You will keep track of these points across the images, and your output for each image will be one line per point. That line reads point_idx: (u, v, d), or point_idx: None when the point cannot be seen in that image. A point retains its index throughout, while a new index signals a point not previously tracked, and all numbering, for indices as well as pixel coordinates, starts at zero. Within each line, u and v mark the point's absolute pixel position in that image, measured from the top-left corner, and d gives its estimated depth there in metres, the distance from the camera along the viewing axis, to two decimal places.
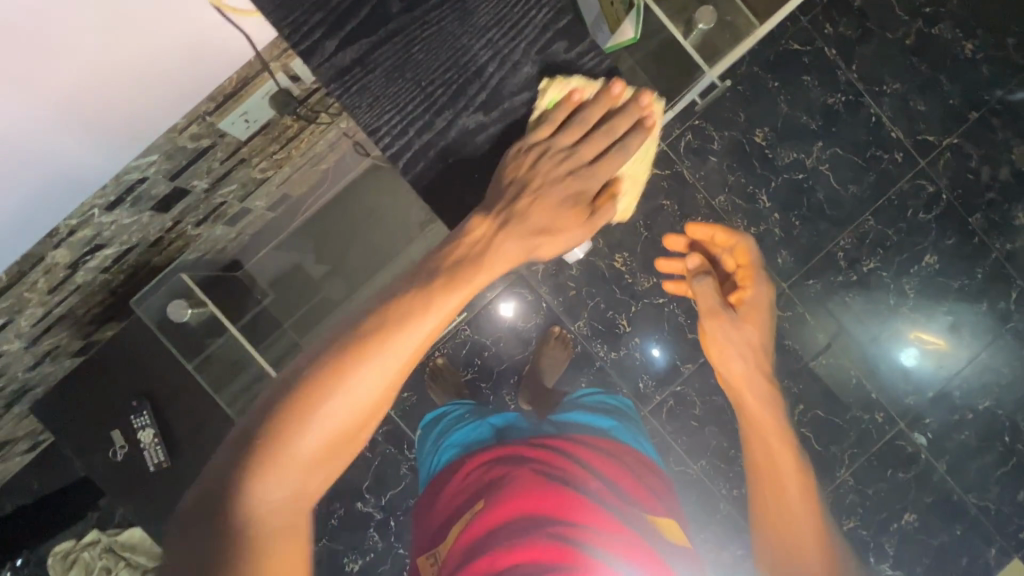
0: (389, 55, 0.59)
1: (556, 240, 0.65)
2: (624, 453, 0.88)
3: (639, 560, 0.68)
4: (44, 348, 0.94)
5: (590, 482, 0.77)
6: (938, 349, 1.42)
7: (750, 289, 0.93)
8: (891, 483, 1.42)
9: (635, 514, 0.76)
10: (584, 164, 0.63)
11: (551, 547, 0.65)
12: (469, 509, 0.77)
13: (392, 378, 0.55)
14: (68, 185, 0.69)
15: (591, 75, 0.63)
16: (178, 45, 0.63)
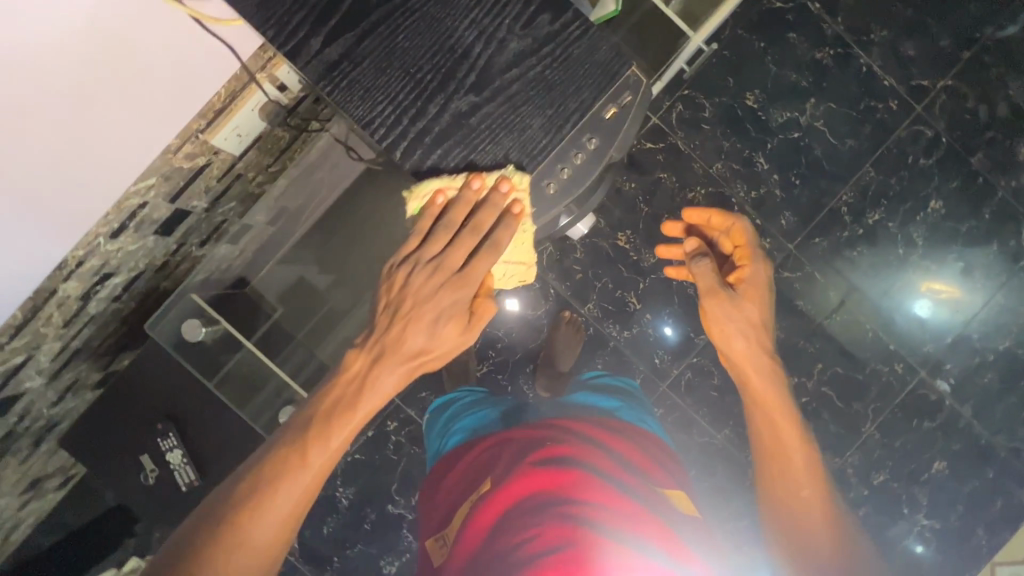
0: (375, 47, 0.54)
1: (436, 356, 0.62)
2: (630, 433, 0.87)
3: (649, 531, 0.66)
4: (65, 382, 0.95)
5: (598, 458, 0.76)
6: (951, 296, 1.41)
7: (749, 270, 0.85)
8: (918, 433, 1.42)
9: (644, 488, 0.74)
10: (453, 272, 0.58)
11: (557, 523, 0.65)
12: (477, 492, 0.77)
13: (281, 520, 0.58)
14: (74, 221, 0.70)
15: (450, 173, 0.56)
16: (167, 63, 0.63)
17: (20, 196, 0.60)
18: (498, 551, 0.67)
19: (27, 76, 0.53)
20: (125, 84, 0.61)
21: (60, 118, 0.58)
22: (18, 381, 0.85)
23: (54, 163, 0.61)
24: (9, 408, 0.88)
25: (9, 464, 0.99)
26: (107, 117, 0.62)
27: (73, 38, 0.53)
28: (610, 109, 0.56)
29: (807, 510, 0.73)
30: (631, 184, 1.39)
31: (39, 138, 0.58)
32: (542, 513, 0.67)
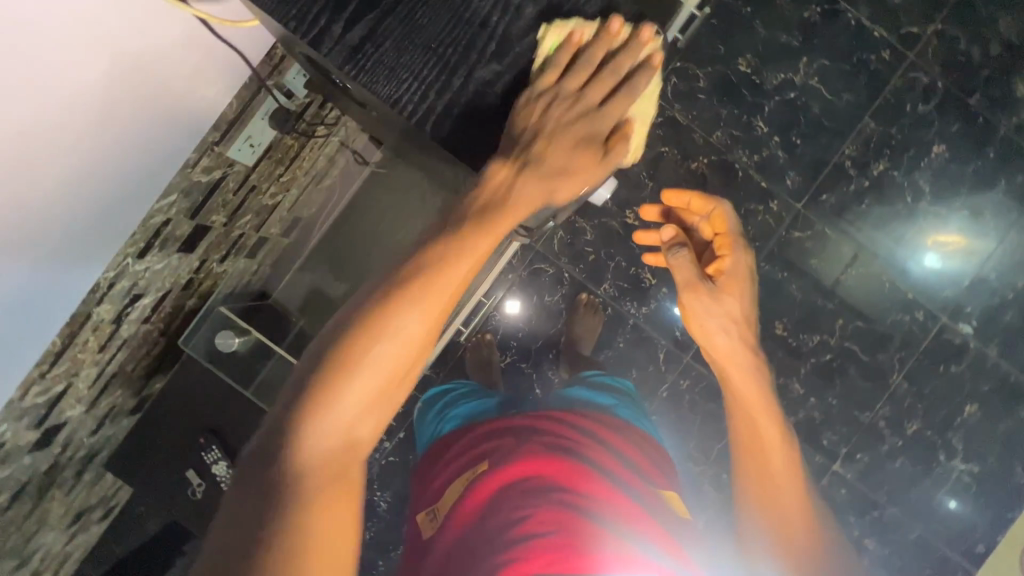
0: (396, 24, 0.52)
1: (573, 185, 0.59)
2: (627, 430, 0.87)
3: (645, 524, 0.67)
4: (103, 410, 0.96)
5: (599, 455, 0.76)
6: (958, 246, 1.41)
7: (727, 259, 0.91)
8: (946, 378, 1.42)
9: (642, 486, 0.75)
10: (594, 108, 0.57)
11: (551, 509, 0.65)
12: (474, 472, 0.76)
13: (431, 321, 0.54)
14: (99, 246, 0.72)
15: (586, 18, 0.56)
16: (182, 78, 0.67)
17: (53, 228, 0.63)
18: (488, 531, 0.67)
19: (62, 100, 0.55)
20: (131, 104, 0.63)
21: (81, 150, 0.60)
22: (59, 410, 0.86)
23: (78, 194, 0.64)
24: (52, 439, 0.89)
25: (56, 496, 1.00)
26: (120, 143, 0.65)
27: (101, 58, 0.57)
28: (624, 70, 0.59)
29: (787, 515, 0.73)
30: (634, 161, 1.40)
31: (65, 172, 0.60)
32: (537, 498, 0.67)
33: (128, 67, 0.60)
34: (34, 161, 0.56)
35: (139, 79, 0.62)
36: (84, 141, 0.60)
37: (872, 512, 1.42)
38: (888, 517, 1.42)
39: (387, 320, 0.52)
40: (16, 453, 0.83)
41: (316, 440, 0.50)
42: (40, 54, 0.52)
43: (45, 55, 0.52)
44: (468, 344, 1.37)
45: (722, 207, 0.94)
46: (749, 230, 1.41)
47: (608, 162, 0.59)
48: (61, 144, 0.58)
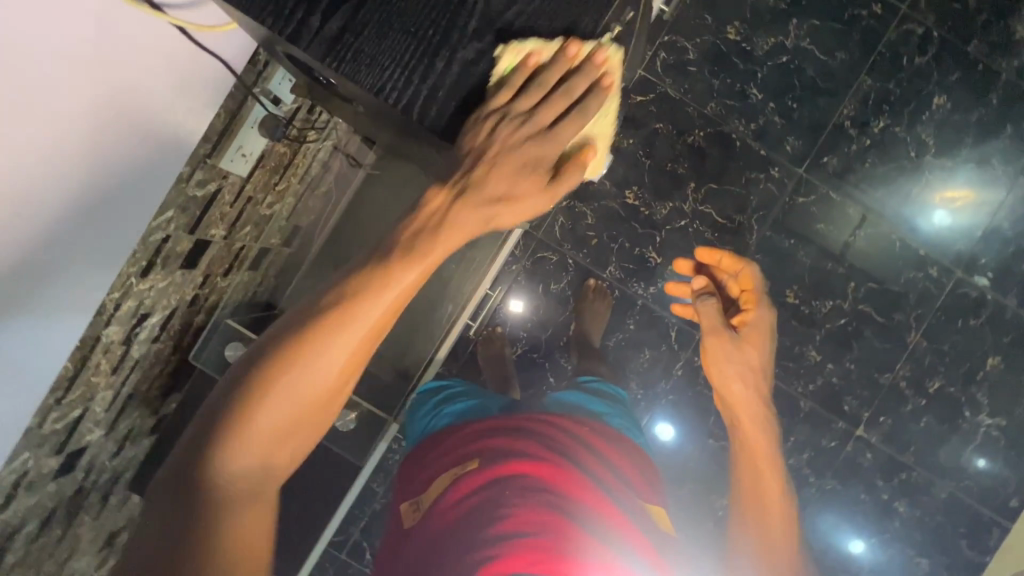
0: (373, 9, 0.50)
1: (515, 209, 0.58)
2: (619, 440, 0.88)
3: (626, 533, 0.68)
4: (122, 432, 0.97)
5: (587, 461, 0.77)
6: (966, 200, 1.38)
7: (752, 315, 1.02)
8: (966, 333, 1.39)
9: (627, 494, 0.76)
10: (544, 130, 0.55)
11: (536, 512, 0.65)
12: (460, 467, 0.76)
13: (352, 356, 0.55)
14: (95, 280, 0.69)
15: (545, 37, 0.54)
16: (164, 82, 0.64)
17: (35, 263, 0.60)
18: (470, 526, 0.66)
19: (30, 105, 0.52)
20: (110, 127, 0.60)
21: (58, 177, 0.58)
22: (79, 435, 0.86)
23: (63, 226, 0.61)
24: (75, 465, 0.90)
25: (85, 521, 1.01)
26: (103, 169, 0.62)
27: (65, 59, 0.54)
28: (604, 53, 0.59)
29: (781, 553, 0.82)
30: (629, 140, 1.38)
31: (43, 201, 0.57)
32: (523, 498, 0.67)
33: (100, 83, 0.57)
34: (14, 191, 0.54)
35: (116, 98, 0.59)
36: (59, 166, 0.57)
37: (900, 474, 1.40)
38: (917, 478, 1.40)
39: (318, 339, 0.54)
40: (41, 480, 0.83)
41: (236, 452, 0.54)
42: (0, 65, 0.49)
43: (8, 78, 0.50)
44: (478, 338, 1.37)
45: (750, 269, 1.09)
46: (753, 199, 1.39)
47: (557, 186, 0.59)
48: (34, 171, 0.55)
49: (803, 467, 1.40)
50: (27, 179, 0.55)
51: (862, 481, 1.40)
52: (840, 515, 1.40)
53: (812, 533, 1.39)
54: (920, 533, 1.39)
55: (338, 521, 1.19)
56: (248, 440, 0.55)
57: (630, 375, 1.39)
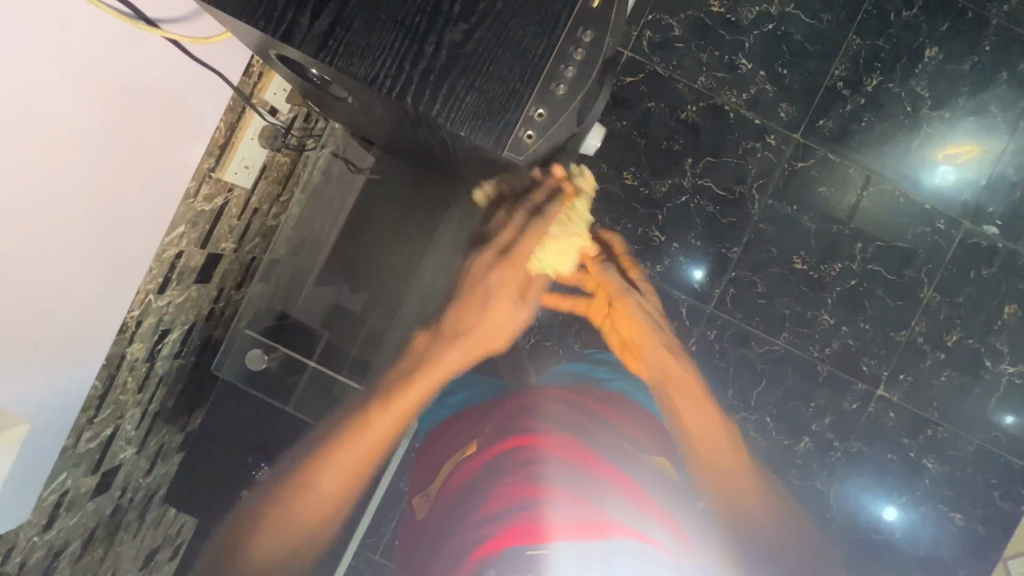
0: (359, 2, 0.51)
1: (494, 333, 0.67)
2: (614, 402, 0.88)
3: (611, 481, 0.68)
4: (153, 449, 1.00)
5: (575, 423, 0.79)
6: (969, 154, 1.37)
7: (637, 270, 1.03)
8: (979, 283, 1.38)
9: (618, 448, 0.77)
10: (510, 245, 0.65)
11: (519, 483, 0.67)
12: (458, 452, 0.79)
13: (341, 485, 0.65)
14: (113, 302, 0.72)
15: (485, 123, 0.52)
16: (170, 101, 0.65)
17: (51, 285, 0.61)
18: (463, 511, 0.68)
19: (53, 140, 0.54)
20: (120, 148, 0.62)
21: (76, 200, 0.59)
22: (112, 453, 0.89)
23: (77, 249, 0.62)
24: (111, 484, 0.92)
25: (125, 539, 1.04)
26: (113, 191, 0.63)
27: (85, 92, 0.55)
28: (588, 32, 0.51)
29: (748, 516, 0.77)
30: (622, 122, 1.39)
31: (61, 224, 0.59)
32: (512, 471, 0.69)
33: (113, 110, 0.59)
34: (43, 225, 0.57)
35: (127, 119, 0.61)
36: (74, 191, 0.59)
37: (925, 431, 1.39)
38: (943, 433, 1.39)
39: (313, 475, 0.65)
40: (80, 499, 0.86)
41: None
42: (30, 105, 0.51)
43: (36, 119, 0.52)
44: None
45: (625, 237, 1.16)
46: (751, 169, 1.39)
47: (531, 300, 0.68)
48: (57, 194, 0.57)
49: (827, 432, 1.40)
50: (50, 206, 0.57)
51: (887, 441, 1.39)
52: (868, 477, 1.39)
53: (841, 497, 1.39)
54: (951, 488, 1.38)
55: (369, 520, 1.21)
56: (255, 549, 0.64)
57: None
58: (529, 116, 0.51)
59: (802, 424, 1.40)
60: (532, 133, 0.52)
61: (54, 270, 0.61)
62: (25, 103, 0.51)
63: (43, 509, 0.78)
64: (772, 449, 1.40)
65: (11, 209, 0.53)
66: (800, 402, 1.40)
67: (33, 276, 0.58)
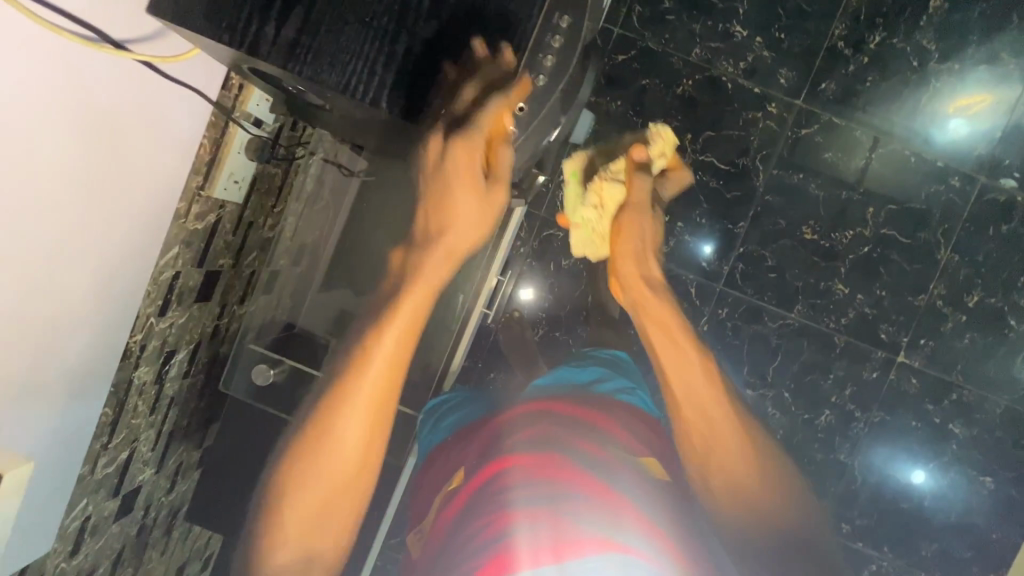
0: (325, 7, 0.49)
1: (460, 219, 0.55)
2: (595, 434, 0.78)
3: (576, 491, 0.66)
4: (172, 467, 1.01)
5: (547, 464, 0.70)
6: (982, 105, 1.31)
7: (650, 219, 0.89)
8: (999, 240, 1.33)
9: (592, 497, 0.65)
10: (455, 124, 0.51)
11: (497, 510, 0.65)
12: (445, 486, 0.78)
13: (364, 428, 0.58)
14: (115, 327, 0.72)
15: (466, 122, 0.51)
16: (150, 124, 0.64)
17: (49, 320, 0.61)
18: (457, 530, 0.68)
19: (45, 179, 0.54)
20: (103, 173, 0.61)
21: (66, 233, 0.59)
22: (132, 476, 0.90)
23: (71, 281, 0.62)
24: (132, 506, 0.93)
25: (154, 555, 1.05)
26: (99, 217, 0.63)
27: (67, 127, 0.55)
28: (566, 16, 0.49)
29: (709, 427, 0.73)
30: (616, 103, 1.35)
31: (52, 259, 0.58)
32: (486, 503, 0.68)
33: (95, 141, 0.58)
34: (41, 263, 0.57)
35: (107, 144, 0.60)
36: (64, 228, 0.58)
37: (949, 396, 1.36)
38: (968, 396, 1.35)
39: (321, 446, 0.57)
40: (103, 523, 0.87)
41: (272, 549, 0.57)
42: (23, 150, 0.51)
43: (29, 162, 0.52)
44: (498, 325, 1.32)
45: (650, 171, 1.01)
46: (754, 140, 1.35)
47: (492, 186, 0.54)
48: (46, 231, 0.56)
49: (848, 404, 1.37)
50: (47, 244, 0.57)
51: (910, 408, 1.36)
52: (893, 446, 1.37)
53: (866, 468, 1.37)
54: (980, 451, 1.35)
55: (391, 521, 1.22)
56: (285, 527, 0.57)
57: None
58: (512, 113, 0.51)
59: (822, 397, 1.37)
60: (513, 131, 0.52)
61: (50, 305, 0.60)
62: (20, 149, 0.50)
63: (67, 537, 0.79)
64: (792, 423, 1.38)
65: (13, 255, 0.53)
66: (818, 374, 1.37)
67: (35, 316, 0.59)
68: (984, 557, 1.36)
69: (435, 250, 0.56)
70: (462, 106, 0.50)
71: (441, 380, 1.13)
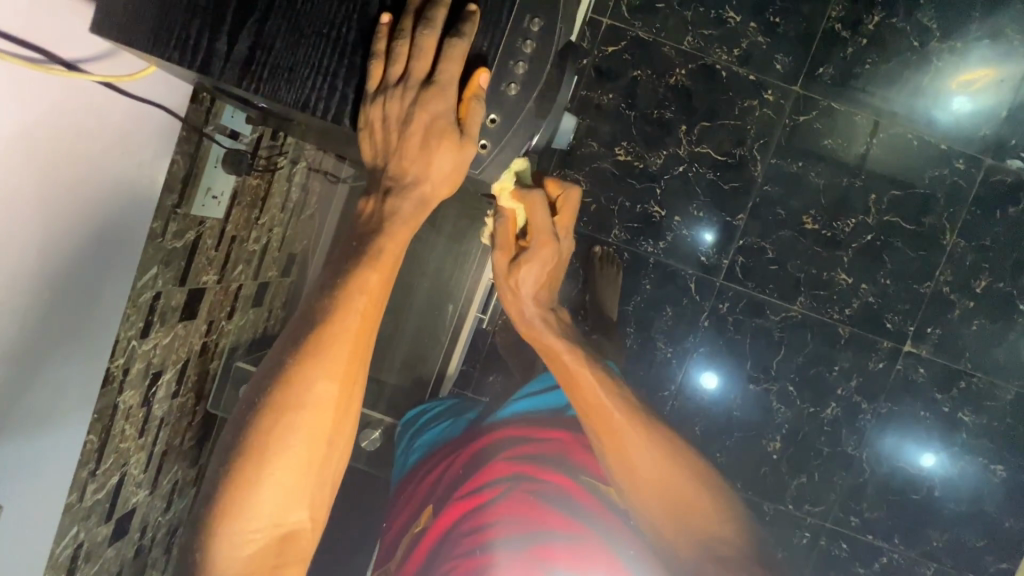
0: (280, 19, 0.47)
1: (432, 176, 0.50)
2: (570, 465, 0.79)
3: (556, 535, 0.69)
4: (167, 487, 0.99)
5: (526, 505, 0.72)
6: (987, 81, 1.27)
7: (524, 269, 0.69)
8: (1007, 223, 1.30)
9: (570, 542, 0.68)
10: (401, 86, 0.47)
11: (471, 553, 0.68)
12: (418, 519, 0.80)
13: (327, 413, 0.55)
14: (92, 354, 0.70)
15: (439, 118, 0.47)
16: (110, 143, 0.61)
17: (15, 351, 0.59)
18: (431, 569, 0.71)
19: None
20: (64, 195, 0.58)
21: (29, 261, 0.57)
22: (124, 499, 0.88)
23: (37, 309, 0.60)
24: (128, 528, 0.92)
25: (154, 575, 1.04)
26: (65, 240, 0.60)
27: (19, 150, 0.52)
28: (537, 19, 0.48)
29: (624, 445, 0.69)
30: (608, 96, 1.32)
31: (11, 288, 0.56)
32: (460, 543, 0.70)
33: (50, 163, 0.55)
34: None
35: (64, 166, 0.57)
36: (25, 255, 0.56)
37: (958, 384, 1.33)
38: (977, 383, 1.32)
39: (283, 429, 0.54)
40: (98, 548, 0.86)
41: (231, 535, 0.53)
42: None
43: None
44: (495, 328, 1.28)
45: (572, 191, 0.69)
46: (751, 129, 1.31)
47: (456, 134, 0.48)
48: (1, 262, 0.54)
49: (854, 396, 1.34)
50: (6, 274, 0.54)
51: (918, 397, 1.33)
52: (902, 437, 1.34)
53: (875, 459, 1.34)
54: (990, 439, 1.33)
55: None
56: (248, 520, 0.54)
57: (657, 335, 1.35)
58: (482, 124, 0.49)
59: (827, 389, 1.34)
60: (486, 143, 0.50)
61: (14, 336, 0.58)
62: None
63: (59, 564, 0.78)
64: (798, 417, 1.35)
65: None
66: (823, 366, 1.34)
67: None
68: (996, 546, 1.33)
69: (410, 197, 0.51)
70: (420, 67, 0.47)
71: (437, 384, 1.15)
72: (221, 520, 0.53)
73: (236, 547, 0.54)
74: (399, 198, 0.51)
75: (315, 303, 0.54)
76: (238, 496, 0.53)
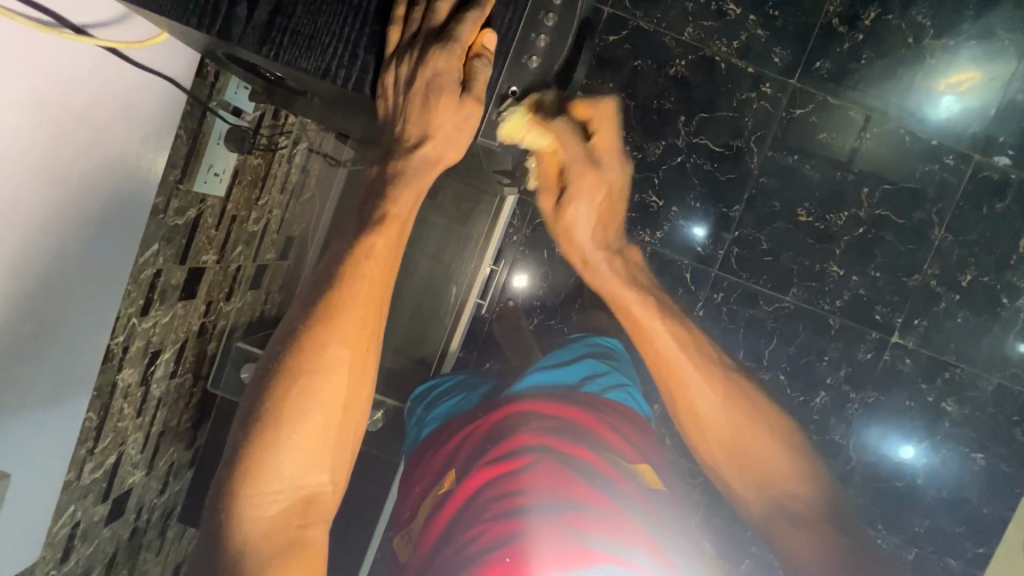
0: None
1: (443, 144, 0.50)
2: (597, 442, 0.73)
3: (589, 504, 0.61)
4: (163, 469, 0.99)
5: (555, 470, 0.65)
6: (974, 81, 1.30)
7: (572, 207, 0.66)
8: (993, 218, 1.33)
9: (602, 514, 0.60)
10: (409, 44, 0.47)
11: (500, 517, 0.60)
12: (437, 486, 0.73)
13: (342, 380, 0.55)
14: (94, 330, 0.69)
15: (449, 82, 0.47)
16: (119, 115, 0.60)
17: (25, 323, 0.58)
18: (452, 538, 0.64)
19: (11, 171, 0.51)
20: (75, 165, 0.58)
21: (37, 231, 0.56)
22: (121, 479, 0.87)
23: (47, 279, 0.59)
24: (124, 509, 0.91)
25: (147, 557, 1.03)
26: (74, 213, 0.59)
27: (35, 114, 0.51)
28: None
29: (700, 414, 0.72)
30: (608, 85, 1.32)
31: (22, 258, 0.55)
32: (486, 509, 0.63)
33: (61, 129, 0.55)
34: (12, 264, 0.54)
35: (76, 135, 0.56)
36: (35, 224, 0.55)
37: (943, 374, 1.36)
38: (961, 374, 1.36)
39: (300, 400, 0.54)
40: (94, 528, 0.85)
41: (257, 507, 0.53)
42: None
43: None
44: (491, 316, 1.29)
45: (605, 104, 0.59)
46: (747, 121, 1.33)
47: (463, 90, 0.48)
48: (9, 228, 0.52)
49: (843, 385, 1.37)
50: (16, 239, 0.53)
51: (904, 388, 1.37)
52: (888, 426, 1.37)
53: (860, 447, 1.38)
54: (971, 429, 1.37)
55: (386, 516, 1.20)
56: (263, 492, 0.54)
57: None
58: (503, 96, 0.50)
59: (817, 379, 1.37)
60: (507, 115, 0.51)
61: (20, 309, 0.57)
62: None
63: (55, 543, 0.77)
64: (787, 405, 1.38)
65: None
66: (813, 356, 1.37)
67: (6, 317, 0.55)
68: (975, 532, 1.38)
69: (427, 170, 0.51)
70: (431, 30, 0.47)
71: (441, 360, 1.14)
72: (240, 493, 0.53)
73: (262, 514, 0.53)
74: (414, 167, 0.51)
75: (329, 274, 0.55)
76: (255, 461, 0.53)
